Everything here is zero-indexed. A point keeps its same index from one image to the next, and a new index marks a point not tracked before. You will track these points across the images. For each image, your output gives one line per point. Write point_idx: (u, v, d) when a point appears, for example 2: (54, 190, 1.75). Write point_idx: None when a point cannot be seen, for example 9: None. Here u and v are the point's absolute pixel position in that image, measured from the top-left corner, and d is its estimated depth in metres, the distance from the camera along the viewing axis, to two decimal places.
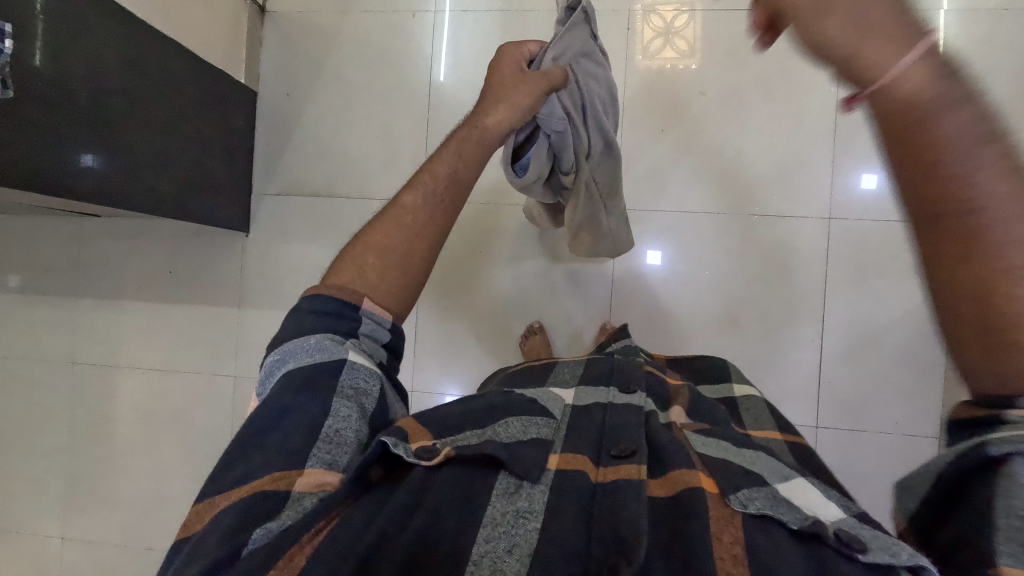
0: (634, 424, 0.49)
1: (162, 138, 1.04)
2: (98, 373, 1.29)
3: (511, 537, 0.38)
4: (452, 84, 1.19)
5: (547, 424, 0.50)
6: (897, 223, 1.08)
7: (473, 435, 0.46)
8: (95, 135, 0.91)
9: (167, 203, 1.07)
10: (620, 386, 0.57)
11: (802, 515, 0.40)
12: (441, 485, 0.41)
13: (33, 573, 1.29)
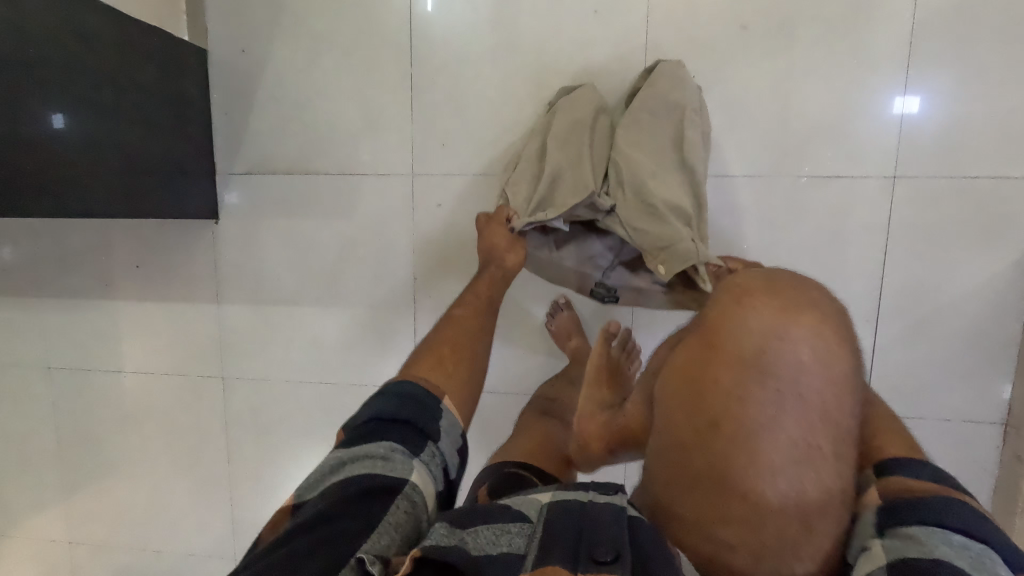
0: (609, 525, 0.49)
1: (94, 122, 0.87)
2: (75, 377, 1.19)
3: None
4: (439, 30, 0.99)
5: (521, 530, 0.49)
6: (976, 179, 0.91)
7: (448, 536, 0.46)
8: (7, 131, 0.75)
9: (116, 199, 0.91)
10: (601, 486, 0.56)
11: None
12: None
13: (45, 574, 1.27)
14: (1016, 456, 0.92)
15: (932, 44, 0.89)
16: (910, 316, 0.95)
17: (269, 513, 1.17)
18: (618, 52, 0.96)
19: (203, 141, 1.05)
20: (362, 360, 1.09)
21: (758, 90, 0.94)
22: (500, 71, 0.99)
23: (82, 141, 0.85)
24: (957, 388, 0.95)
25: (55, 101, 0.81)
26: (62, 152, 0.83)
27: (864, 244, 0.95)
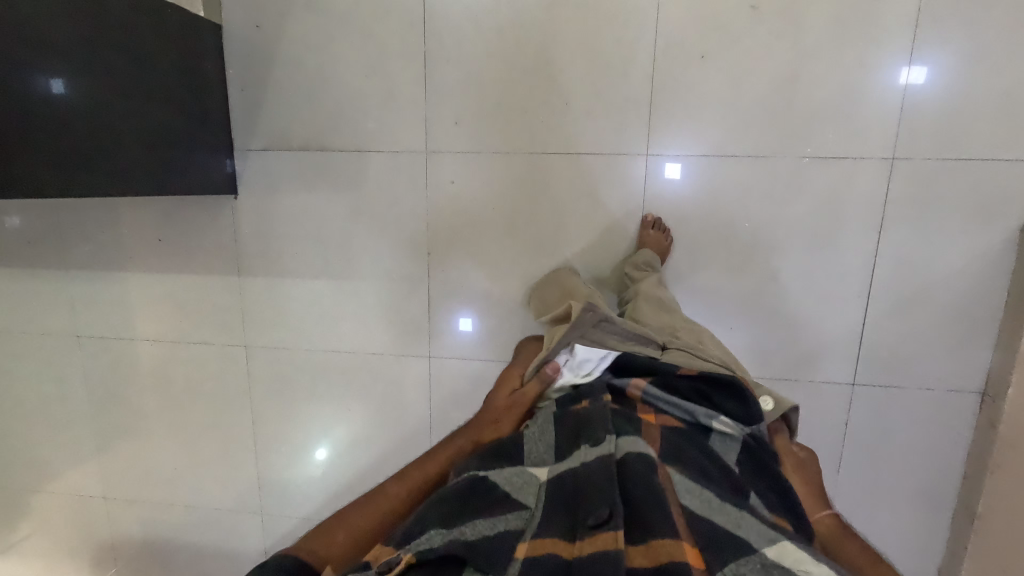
0: (608, 484, 0.52)
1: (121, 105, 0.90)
2: (104, 345, 1.25)
3: None
4: (453, 7, 1.00)
5: (518, 515, 0.52)
6: (972, 161, 0.94)
7: (438, 537, 0.48)
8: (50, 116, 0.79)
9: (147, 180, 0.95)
10: (591, 440, 0.59)
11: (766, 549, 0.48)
12: None
13: (83, 526, 1.36)
14: (991, 422, 0.99)
15: (938, 27, 0.91)
16: (899, 292, 1.00)
17: (291, 472, 1.25)
18: (630, 31, 0.97)
19: (219, 116, 1.07)
20: (379, 330, 1.15)
21: (767, 70, 0.95)
22: (512, 49, 1.00)
23: (78, 111, 0.83)
24: (939, 359, 1.01)
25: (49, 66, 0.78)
26: (59, 119, 0.80)
27: (861, 223, 0.99)
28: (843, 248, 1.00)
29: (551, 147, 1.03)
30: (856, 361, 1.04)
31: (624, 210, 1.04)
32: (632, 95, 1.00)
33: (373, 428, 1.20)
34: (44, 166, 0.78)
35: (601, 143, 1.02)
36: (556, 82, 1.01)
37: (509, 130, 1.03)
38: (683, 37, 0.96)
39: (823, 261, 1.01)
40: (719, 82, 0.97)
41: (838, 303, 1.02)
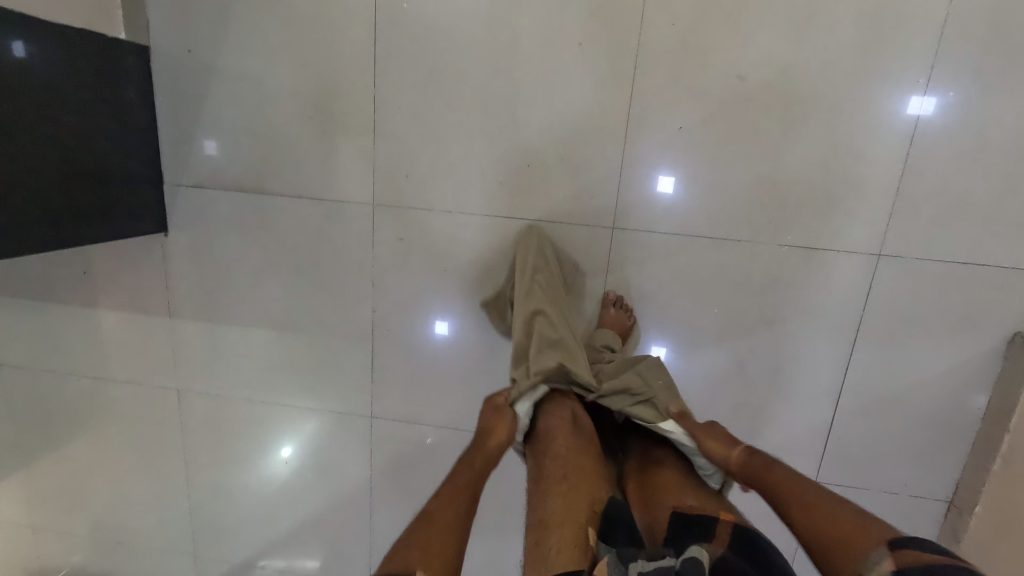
0: None
1: (66, 129, 0.83)
2: (28, 375, 1.17)
3: None
4: (409, 50, 0.90)
5: None
6: (961, 264, 0.87)
7: None
8: (19, 120, 0.76)
9: (77, 219, 0.87)
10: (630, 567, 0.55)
11: None
12: None
13: (10, 552, 1.30)
14: (954, 535, 0.93)
15: (937, 118, 0.82)
16: (874, 393, 0.93)
17: (226, 518, 1.20)
18: (602, 91, 0.87)
19: (145, 148, 0.97)
20: (318, 385, 1.07)
21: (747, 148, 0.87)
22: (473, 101, 0.91)
23: (43, 75, 0.78)
24: (909, 465, 0.95)
25: (15, 26, 0.73)
26: (27, 84, 0.76)
27: (838, 319, 0.91)
28: (817, 343, 0.92)
29: (509, 209, 0.94)
30: (822, 459, 0.97)
31: (584, 286, 0.96)
32: (602, 161, 0.90)
33: (312, 482, 1.14)
34: (22, 166, 0.77)
35: (563, 211, 0.93)
36: (518, 142, 0.91)
37: (464, 189, 0.94)
38: (659, 103, 0.87)
39: (794, 354, 0.93)
40: (696, 157, 0.88)
41: (808, 399, 0.95)
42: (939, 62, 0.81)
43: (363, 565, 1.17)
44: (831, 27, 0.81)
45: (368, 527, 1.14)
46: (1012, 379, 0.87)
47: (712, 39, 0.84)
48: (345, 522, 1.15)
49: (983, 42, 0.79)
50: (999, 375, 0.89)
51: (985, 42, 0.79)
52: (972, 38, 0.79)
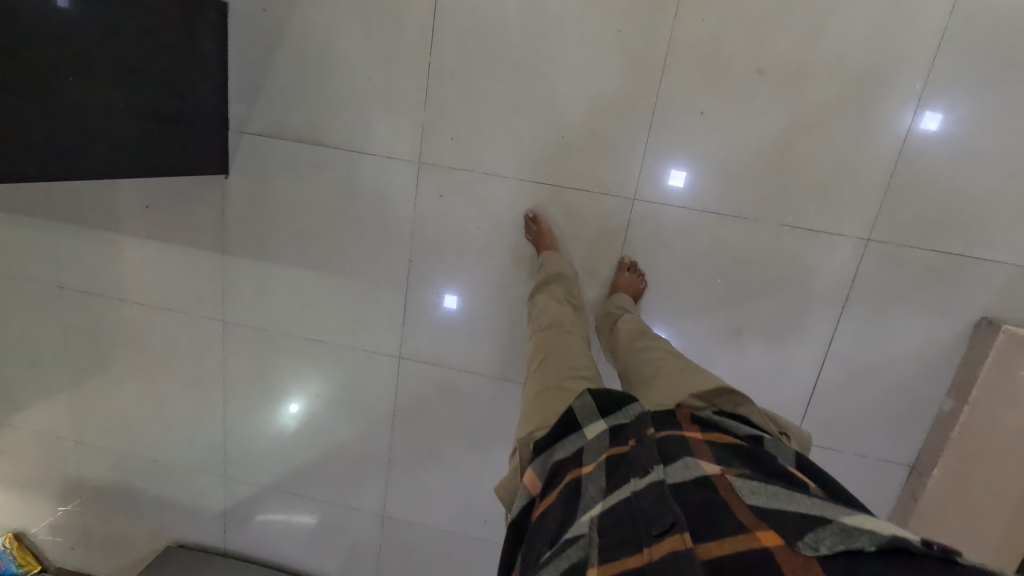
0: (660, 501, 0.47)
1: (146, 73, 0.92)
2: (85, 299, 1.27)
3: None
4: (463, 24, 1.00)
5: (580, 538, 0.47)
6: (937, 253, 0.98)
7: None
8: (106, 61, 0.84)
9: (145, 155, 0.96)
10: (635, 468, 0.52)
11: (875, 537, 0.39)
12: None
13: (51, 464, 1.41)
14: (912, 496, 1.05)
15: (928, 121, 0.93)
16: (854, 365, 1.04)
17: (256, 444, 1.30)
18: (634, 75, 0.98)
19: (216, 94, 1.07)
20: (354, 325, 1.18)
21: (759, 136, 0.97)
22: (517, 74, 1.01)
23: (130, 22, 0.87)
24: (880, 432, 1.06)
25: None
26: (120, 28, 0.85)
27: (826, 295, 1.02)
28: (805, 316, 1.03)
29: (540, 175, 1.05)
30: (801, 422, 1.08)
31: (603, 249, 1.06)
32: (628, 137, 1.01)
33: (339, 415, 1.25)
34: (100, 103, 0.85)
35: (590, 180, 1.04)
36: (555, 116, 1.01)
37: (503, 154, 1.05)
38: (683, 89, 0.97)
39: (784, 324, 1.04)
40: (714, 140, 0.98)
41: (794, 366, 1.06)
42: (934, 70, 0.91)
43: (379, 494, 1.28)
44: (842, 32, 0.92)
45: (387, 459, 1.25)
46: (976, 358, 0.98)
47: (736, 35, 0.94)
48: (364, 453, 1.26)
49: (974, 57, 0.90)
50: (965, 355, 1.00)
51: (976, 57, 0.90)
52: (964, 52, 0.90)
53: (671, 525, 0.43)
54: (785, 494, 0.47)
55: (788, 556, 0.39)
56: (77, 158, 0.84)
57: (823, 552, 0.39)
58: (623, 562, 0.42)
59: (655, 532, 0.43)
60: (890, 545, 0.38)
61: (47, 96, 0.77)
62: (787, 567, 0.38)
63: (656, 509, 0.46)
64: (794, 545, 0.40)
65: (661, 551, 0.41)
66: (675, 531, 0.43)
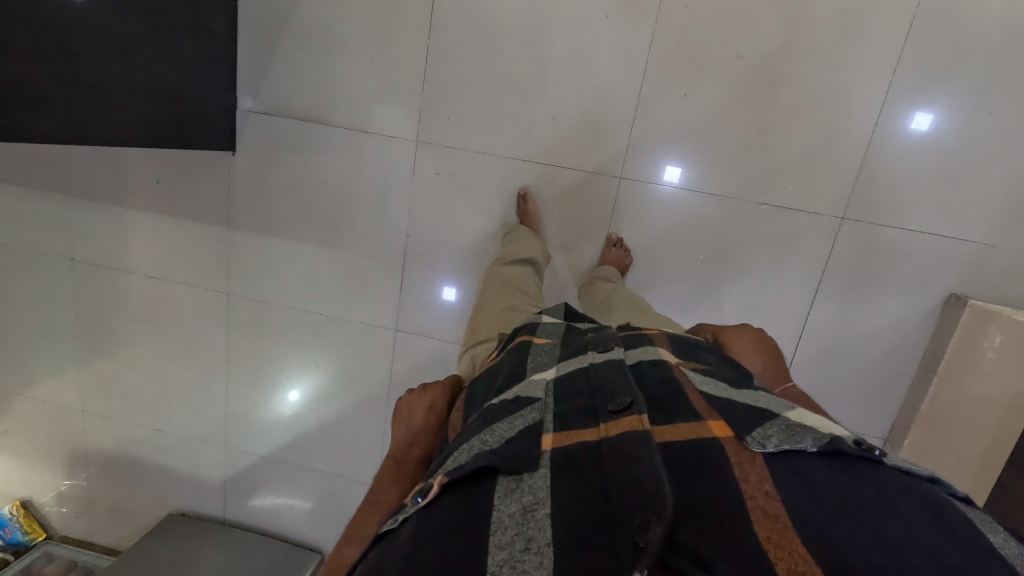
0: (620, 383, 0.50)
1: (161, 49, 0.97)
2: (95, 272, 1.32)
3: (528, 531, 0.36)
4: (460, 10, 1.05)
5: (533, 405, 0.50)
6: (908, 233, 1.02)
7: (463, 454, 0.45)
8: (126, 36, 0.90)
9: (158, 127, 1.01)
10: (597, 346, 0.60)
11: (816, 437, 0.43)
12: (438, 516, 0.40)
13: (58, 433, 1.46)
14: None
15: (898, 105, 0.98)
16: (830, 338, 1.09)
17: (256, 414, 1.35)
18: (621, 58, 1.03)
19: (226, 73, 1.13)
20: (352, 298, 1.23)
21: (740, 118, 1.02)
22: (511, 57, 1.06)
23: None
24: (856, 404, 1.10)
25: None
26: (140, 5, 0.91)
27: (802, 271, 1.07)
28: (784, 292, 1.08)
29: (532, 154, 1.10)
30: None
31: (591, 227, 1.11)
32: (616, 118, 1.06)
33: (337, 385, 1.29)
34: (119, 76, 0.91)
35: (578, 159, 1.09)
36: (546, 98, 1.07)
37: (496, 134, 1.10)
38: (668, 73, 1.02)
39: (764, 299, 1.09)
40: (696, 121, 1.04)
41: (773, 340, 1.10)
42: (903, 57, 0.96)
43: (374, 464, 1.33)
44: (816, 21, 0.97)
45: (381, 430, 1.30)
46: (944, 333, 1.03)
47: (716, 23, 0.99)
48: (361, 423, 1.31)
49: (940, 45, 0.95)
50: (936, 329, 1.05)
51: (942, 45, 0.95)
52: (931, 41, 0.95)
53: (630, 404, 0.46)
54: (736, 390, 0.53)
55: (736, 447, 0.42)
56: (94, 125, 0.89)
57: (770, 448, 0.42)
58: (579, 434, 0.45)
59: (612, 410, 0.46)
60: (830, 447, 0.42)
61: (76, 67, 0.83)
62: (733, 455, 0.41)
63: (617, 388, 0.49)
64: (743, 438, 0.43)
65: (619, 428, 0.44)
66: (632, 411, 0.45)
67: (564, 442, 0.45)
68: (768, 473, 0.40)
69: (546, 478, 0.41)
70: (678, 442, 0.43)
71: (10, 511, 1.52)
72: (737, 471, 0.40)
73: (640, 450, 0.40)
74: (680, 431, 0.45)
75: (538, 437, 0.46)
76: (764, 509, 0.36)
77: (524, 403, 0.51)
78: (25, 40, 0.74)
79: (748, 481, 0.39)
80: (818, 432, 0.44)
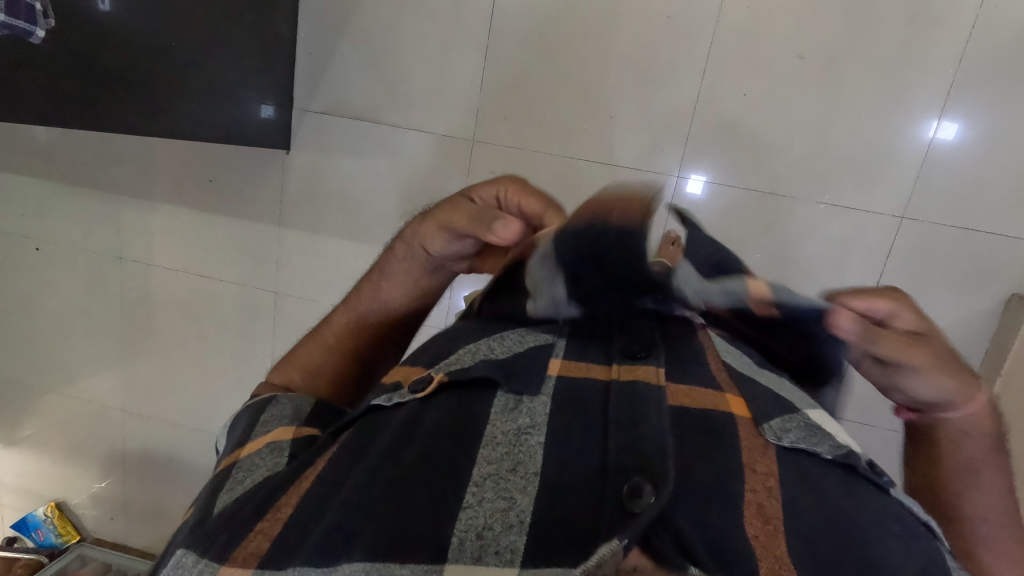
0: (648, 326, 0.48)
1: (225, 48, 0.99)
2: (142, 271, 1.33)
3: (516, 456, 0.38)
4: (519, 11, 1.07)
5: (549, 324, 0.50)
6: (969, 231, 1.02)
7: (468, 356, 0.47)
8: (196, 35, 0.91)
9: (214, 128, 1.02)
10: None
11: (834, 446, 0.42)
12: (431, 418, 0.42)
13: (98, 432, 1.45)
14: None
15: (960, 104, 0.98)
16: None
17: None
18: (681, 59, 1.04)
19: (283, 74, 1.14)
20: None
21: (801, 117, 1.03)
22: (567, 58, 1.08)
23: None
24: None
25: None
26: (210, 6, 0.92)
27: (860, 270, 1.06)
28: (841, 290, 1.08)
29: (586, 153, 1.11)
30: None
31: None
32: (674, 118, 1.07)
33: None
34: (186, 75, 0.92)
35: (635, 159, 1.09)
36: (603, 98, 1.08)
37: (552, 134, 1.11)
38: (728, 71, 1.03)
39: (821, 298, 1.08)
40: (753, 121, 1.04)
41: None
42: (967, 55, 0.97)
43: None
44: (880, 18, 0.98)
45: None
46: (1005, 335, 1.02)
47: (778, 24, 1.00)
48: None
49: (1005, 46, 0.96)
50: (996, 331, 1.04)
51: (1006, 46, 0.96)
52: (996, 41, 0.96)
53: (648, 353, 0.45)
54: (758, 369, 0.49)
55: (752, 432, 0.42)
56: (166, 120, 0.91)
57: (785, 443, 0.41)
58: (587, 370, 0.45)
59: (632, 353, 0.45)
60: (844, 460, 0.41)
61: (149, 65, 0.84)
62: (745, 439, 0.41)
63: (641, 328, 0.47)
64: (761, 426, 0.42)
65: (632, 376, 0.43)
66: (650, 363, 0.44)
67: (571, 373, 0.45)
68: (775, 466, 0.40)
69: (547, 405, 0.42)
70: (695, 408, 0.42)
71: (45, 513, 1.51)
72: (747, 458, 0.39)
73: (650, 408, 0.39)
74: (694, 396, 0.44)
75: (544, 360, 0.46)
76: (760, 506, 0.37)
77: (538, 318, 0.51)
78: (113, 31, 0.76)
79: (754, 471, 0.39)
80: (835, 443, 0.43)
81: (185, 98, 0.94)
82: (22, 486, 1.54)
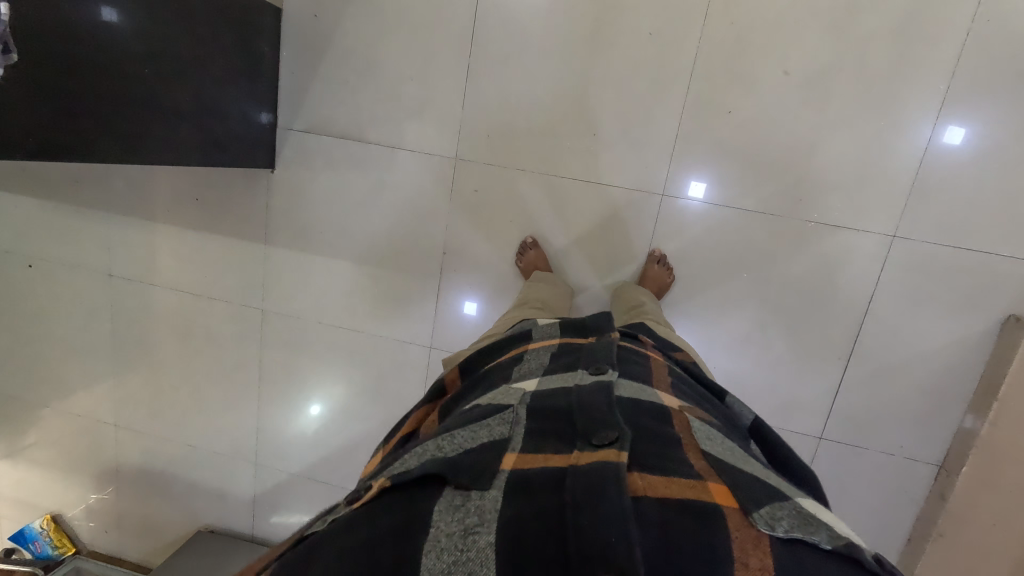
0: (604, 408, 0.48)
1: (205, 72, 0.98)
2: (133, 289, 1.34)
3: (465, 563, 0.32)
4: (502, 29, 1.06)
5: (501, 420, 0.49)
6: (965, 250, 0.99)
7: (413, 459, 0.44)
8: (172, 60, 0.90)
9: (197, 153, 1.01)
10: (590, 367, 0.58)
11: (831, 534, 0.37)
12: (372, 526, 0.37)
13: (90, 448, 1.47)
14: (941, 496, 1.04)
15: (952, 119, 0.95)
16: (877, 363, 1.05)
17: (286, 430, 1.33)
18: (662, 76, 1.02)
19: (267, 92, 1.14)
20: (387, 314, 1.22)
21: (787, 134, 1.01)
22: (549, 75, 1.06)
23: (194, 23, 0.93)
24: (908, 429, 1.06)
25: None
26: (185, 32, 0.91)
27: (851, 290, 1.04)
28: (831, 309, 1.05)
29: (570, 171, 1.09)
30: (827, 417, 1.08)
31: (608, 244, 1.10)
32: (657, 135, 1.05)
33: (368, 403, 1.27)
34: (165, 102, 0.91)
35: (619, 177, 1.07)
36: (588, 115, 1.06)
37: (536, 152, 1.09)
38: (711, 88, 1.01)
39: (811, 320, 1.06)
40: (739, 138, 1.02)
41: (821, 366, 1.07)
42: (958, 71, 0.94)
43: None
44: (866, 33, 0.95)
45: None
46: (1002, 357, 0.99)
47: (761, 37, 0.98)
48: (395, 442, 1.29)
49: (1000, 60, 0.93)
50: (993, 351, 1.00)
51: (1001, 61, 0.93)
52: (990, 56, 0.93)
53: (613, 441, 0.43)
54: (735, 453, 0.48)
55: (740, 522, 0.36)
56: (148, 148, 0.90)
57: (779, 533, 0.36)
58: (544, 460, 0.42)
59: (595, 443, 0.43)
60: (845, 550, 0.36)
61: (124, 93, 0.83)
62: (734, 528, 0.35)
63: (599, 421, 0.46)
64: (749, 516, 0.36)
65: (592, 460, 0.40)
66: (612, 450, 0.41)
67: (524, 466, 0.41)
68: (770, 559, 0.33)
69: (496, 502, 0.37)
70: (675, 501, 0.37)
71: (41, 525, 1.52)
72: (737, 551, 0.33)
73: (609, 488, 0.36)
74: (674, 488, 0.39)
75: (499, 454, 0.43)
76: None
77: (491, 414, 0.50)
78: (80, 60, 0.75)
79: (745, 565, 0.33)
80: (833, 532, 0.37)
81: (167, 125, 0.93)
82: (19, 499, 1.55)
